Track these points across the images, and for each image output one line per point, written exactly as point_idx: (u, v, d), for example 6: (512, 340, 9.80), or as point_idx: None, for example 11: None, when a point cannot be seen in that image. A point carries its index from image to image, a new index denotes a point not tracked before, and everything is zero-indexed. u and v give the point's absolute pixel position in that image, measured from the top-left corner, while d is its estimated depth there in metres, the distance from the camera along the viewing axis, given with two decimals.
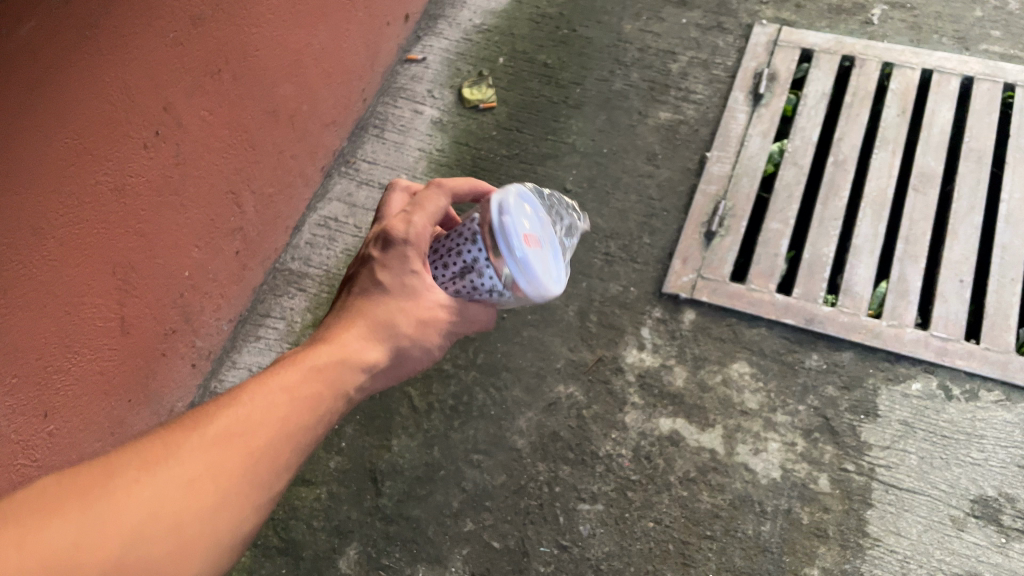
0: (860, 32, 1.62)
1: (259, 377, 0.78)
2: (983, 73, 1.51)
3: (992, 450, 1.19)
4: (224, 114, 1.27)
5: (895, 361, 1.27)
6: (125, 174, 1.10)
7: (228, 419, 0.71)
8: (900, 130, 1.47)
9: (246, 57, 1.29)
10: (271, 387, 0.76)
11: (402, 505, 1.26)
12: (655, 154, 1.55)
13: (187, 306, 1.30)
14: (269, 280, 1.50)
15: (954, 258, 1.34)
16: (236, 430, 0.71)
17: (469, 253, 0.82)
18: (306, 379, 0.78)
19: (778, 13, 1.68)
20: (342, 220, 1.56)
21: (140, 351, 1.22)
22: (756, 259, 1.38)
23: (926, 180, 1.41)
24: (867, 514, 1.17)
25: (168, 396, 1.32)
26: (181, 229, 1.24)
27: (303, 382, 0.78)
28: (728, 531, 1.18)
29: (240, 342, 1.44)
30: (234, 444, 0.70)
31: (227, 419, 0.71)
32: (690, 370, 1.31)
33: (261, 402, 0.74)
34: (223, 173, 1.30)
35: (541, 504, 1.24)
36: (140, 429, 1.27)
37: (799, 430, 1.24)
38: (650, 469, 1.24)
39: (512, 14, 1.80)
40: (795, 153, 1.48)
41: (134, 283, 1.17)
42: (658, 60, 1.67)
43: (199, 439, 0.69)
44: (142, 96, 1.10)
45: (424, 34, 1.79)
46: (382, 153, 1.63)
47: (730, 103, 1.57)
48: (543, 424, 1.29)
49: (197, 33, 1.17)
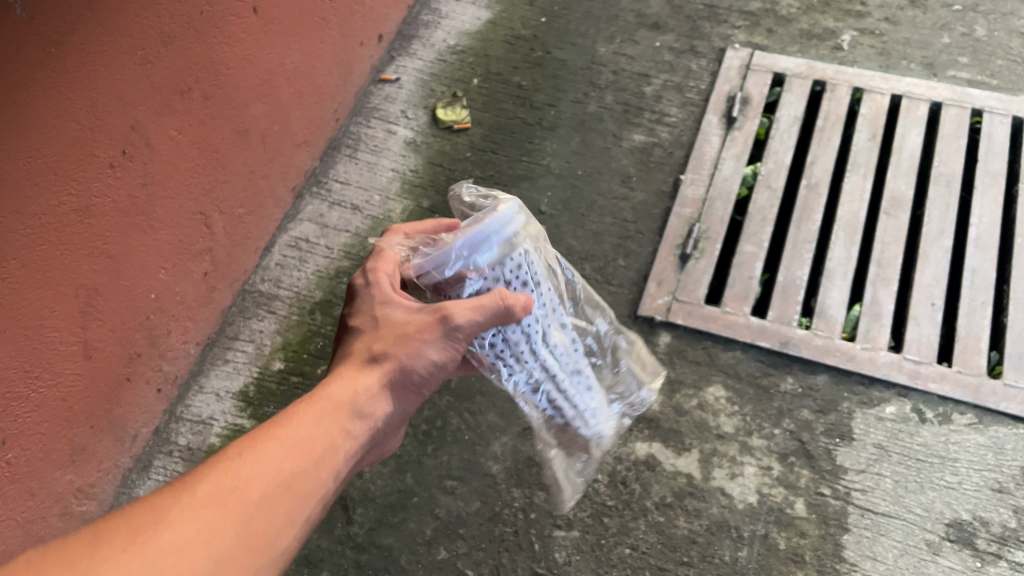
0: (831, 57, 1.64)
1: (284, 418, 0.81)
2: (951, 99, 1.53)
3: (966, 473, 1.19)
4: (194, 133, 1.24)
5: (869, 385, 1.27)
6: (90, 196, 1.07)
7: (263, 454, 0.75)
8: (871, 154, 1.48)
9: (216, 76, 1.26)
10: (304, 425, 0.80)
11: (374, 533, 1.24)
12: (630, 176, 1.55)
13: (153, 329, 1.27)
14: (239, 303, 1.47)
15: (926, 281, 1.34)
16: (274, 461, 0.75)
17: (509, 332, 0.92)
18: (329, 411, 0.82)
19: (750, 37, 1.70)
20: (314, 241, 1.54)
21: (104, 376, 1.19)
22: (731, 282, 1.38)
23: (896, 204, 1.42)
24: (843, 538, 1.16)
25: (132, 422, 1.28)
26: (148, 251, 1.21)
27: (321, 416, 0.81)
28: (705, 557, 1.17)
29: (207, 366, 1.41)
30: (259, 514, 0.71)
31: (250, 485, 0.72)
32: (665, 394, 1.30)
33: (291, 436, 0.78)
34: (192, 194, 1.27)
35: (516, 531, 1.22)
36: (101, 457, 1.24)
37: (775, 454, 1.23)
38: (626, 494, 1.22)
39: (486, 35, 1.79)
40: (768, 176, 1.49)
41: (98, 305, 1.14)
42: (632, 83, 1.68)
43: (224, 509, 0.69)
44: (109, 115, 1.08)
45: (398, 54, 1.78)
46: (355, 173, 1.62)
47: (703, 126, 1.57)
48: (518, 449, 1.28)
49: (166, 51, 1.15)
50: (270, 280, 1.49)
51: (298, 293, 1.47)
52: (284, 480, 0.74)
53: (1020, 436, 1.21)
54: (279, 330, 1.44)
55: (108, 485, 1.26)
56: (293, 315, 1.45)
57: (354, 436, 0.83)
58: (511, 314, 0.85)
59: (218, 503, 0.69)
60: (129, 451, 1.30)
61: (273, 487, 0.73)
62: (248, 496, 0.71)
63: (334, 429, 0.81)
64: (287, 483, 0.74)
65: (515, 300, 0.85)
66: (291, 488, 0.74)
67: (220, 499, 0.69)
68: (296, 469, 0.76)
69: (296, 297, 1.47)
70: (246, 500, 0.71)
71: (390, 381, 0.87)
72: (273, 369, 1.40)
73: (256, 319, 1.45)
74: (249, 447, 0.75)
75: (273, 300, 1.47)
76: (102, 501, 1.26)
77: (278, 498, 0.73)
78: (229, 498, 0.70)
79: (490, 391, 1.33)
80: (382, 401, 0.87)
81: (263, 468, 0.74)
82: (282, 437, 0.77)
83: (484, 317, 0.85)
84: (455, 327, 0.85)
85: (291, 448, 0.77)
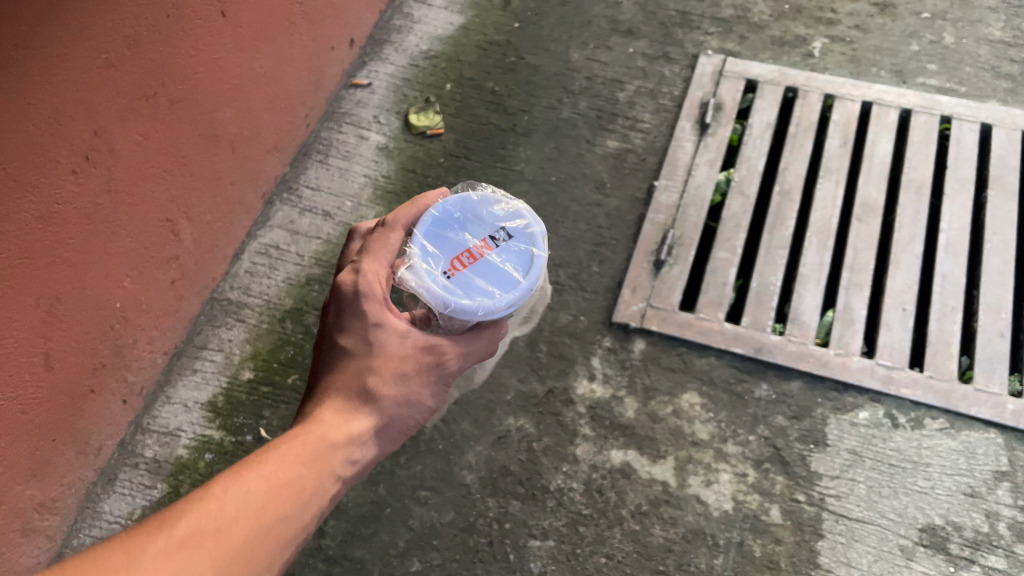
0: (802, 63, 1.65)
1: (274, 446, 0.79)
2: (921, 106, 1.54)
3: (938, 478, 1.20)
4: (160, 138, 1.22)
5: (843, 391, 1.27)
6: (52, 203, 1.05)
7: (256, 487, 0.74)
8: (842, 160, 1.49)
9: (184, 81, 1.24)
10: (297, 462, 0.78)
11: (347, 545, 1.22)
12: (604, 183, 1.54)
13: (118, 339, 1.24)
14: (207, 311, 1.44)
15: (897, 287, 1.35)
16: (267, 496, 0.74)
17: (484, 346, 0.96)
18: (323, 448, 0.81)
19: (723, 44, 1.70)
20: (284, 247, 1.51)
21: (67, 388, 1.16)
22: (705, 288, 1.38)
23: (868, 210, 1.43)
24: (818, 544, 1.16)
25: (96, 434, 1.25)
26: (113, 259, 1.19)
27: (314, 456, 0.80)
28: (681, 565, 1.16)
29: (175, 376, 1.38)
30: (252, 559, 0.70)
31: (235, 527, 0.70)
32: (640, 401, 1.29)
33: (282, 471, 0.77)
34: (158, 200, 1.25)
35: (491, 541, 1.20)
36: (64, 470, 1.20)
37: (750, 461, 1.23)
38: (601, 503, 1.21)
39: (459, 40, 1.78)
40: (741, 182, 1.49)
41: (60, 315, 1.11)
42: (605, 89, 1.68)
43: (209, 553, 0.67)
44: (72, 120, 1.05)
45: (370, 59, 1.76)
46: (326, 179, 1.60)
47: (677, 133, 1.57)
48: (492, 458, 1.26)
49: (131, 54, 1.12)
50: (240, 288, 1.47)
51: (268, 300, 1.45)
52: (269, 525, 0.73)
53: (991, 441, 1.22)
54: (249, 339, 1.41)
55: (71, 499, 1.23)
56: (263, 324, 1.43)
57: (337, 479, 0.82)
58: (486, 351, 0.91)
59: (201, 547, 0.67)
60: (93, 465, 1.26)
61: (258, 531, 0.72)
62: (233, 539, 0.69)
63: (320, 473, 0.80)
64: (271, 529, 0.73)
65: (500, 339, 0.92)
66: (274, 535, 0.73)
67: (202, 546, 0.67)
68: (281, 514, 0.74)
69: (266, 305, 1.45)
70: (228, 548, 0.69)
71: (378, 424, 0.86)
72: (243, 378, 1.37)
73: (225, 328, 1.43)
74: (235, 486, 0.73)
75: (242, 309, 1.44)
76: (65, 516, 1.23)
77: (261, 543, 0.72)
78: (212, 541, 0.68)
79: (464, 399, 1.31)
80: (368, 445, 0.85)
81: (249, 510, 0.72)
82: (267, 476, 0.75)
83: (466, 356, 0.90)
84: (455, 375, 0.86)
85: (283, 484, 0.76)
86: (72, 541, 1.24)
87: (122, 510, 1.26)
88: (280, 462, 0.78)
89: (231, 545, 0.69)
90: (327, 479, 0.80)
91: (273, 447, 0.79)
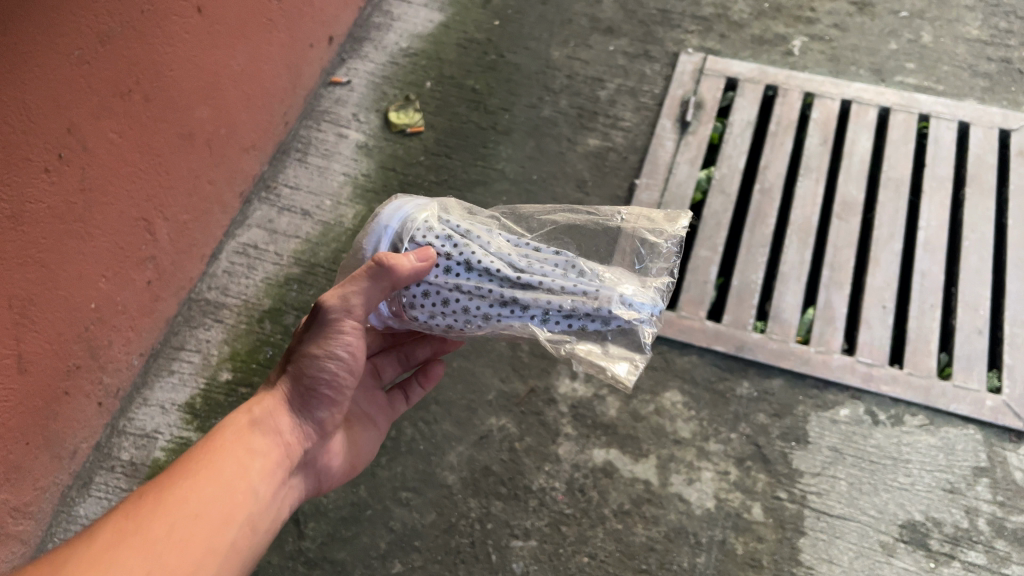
0: (782, 62, 1.65)
1: (201, 444, 0.87)
2: (900, 104, 1.55)
3: (918, 474, 1.20)
4: (135, 136, 1.20)
5: (824, 388, 1.28)
6: (23, 202, 1.03)
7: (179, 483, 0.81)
8: (822, 159, 1.49)
9: (159, 78, 1.22)
10: (215, 451, 0.86)
11: (327, 548, 1.21)
12: (585, 181, 1.54)
13: (93, 340, 1.22)
14: (185, 311, 1.42)
15: (877, 284, 1.36)
16: (188, 485, 0.81)
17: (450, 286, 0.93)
18: (238, 437, 0.87)
19: (703, 42, 1.71)
20: (262, 247, 1.50)
21: (41, 390, 1.14)
22: (686, 286, 1.38)
23: (848, 208, 1.43)
24: (799, 542, 1.16)
25: (71, 438, 1.23)
26: (88, 260, 1.17)
27: (231, 442, 0.87)
28: (664, 564, 1.16)
29: (151, 377, 1.36)
30: (181, 538, 0.78)
31: (159, 520, 0.78)
32: (623, 400, 1.29)
33: (205, 463, 0.84)
34: (134, 200, 1.23)
35: (473, 542, 1.19)
36: (38, 474, 1.18)
37: (732, 459, 1.23)
38: (583, 502, 1.21)
39: (439, 38, 1.77)
40: (722, 181, 1.49)
41: (33, 316, 1.09)
42: (586, 87, 1.67)
43: (132, 547, 0.75)
44: (43, 118, 1.03)
45: (349, 57, 1.75)
46: (305, 177, 1.58)
47: (658, 131, 1.57)
48: (474, 458, 1.26)
49: (105, 51, 1.10)
50: (218, 288, 1.45)
51: (246, 300, 1.43)
52: (191, 509, 0.80)
53: (970, 437, 1.22)
54: (226, 339, 1.40)
55: (45, 504, 1.21)
56: (241, 324, 1.41)
57: (264, 454, 0.88)
58: (392, 272, 0.83)
59: (122, 545, 0.75)
60: (68, 468, 1.24)
61: (183, 518, 0.79)
62: (155, 531, 0.77)
63: (238, 453, 0.86)
64: (196, 513, 0.80)
65: (395, 260, 0.84)
66: (200, 517, 0.80)
67: (124, 539, 0.75)
68: (202, 498, 0.81)
69: (244, 304, 1.43)
70: (153, 534, 0.77)
71: (289, 395, 0.91)
72: (221, 379, 1.36)
73: (203, 328, 1.41)
74: (153, 489, 0.81)
75: (220, 309, 1.43)
76: (39, 521, 1.21)
77: (188, 529, 0.79)
78: (134, 539, 0.76)
79: (446, 399, 1.30)
80: (287, 417, 0.91)
81: (172, 503, 0.79)
82: (187, 470, 0.83)
83: (367, 289, 0.85)
84: (328, 311, 0.86)
85: (204, 471, 0.83)
86: (47, 546, 1.22)
87: (99, 514, 1.24)
88: (201, 455, 0.85)
89: (156, 530, 0.77)
90: (249, 455, 0.87)
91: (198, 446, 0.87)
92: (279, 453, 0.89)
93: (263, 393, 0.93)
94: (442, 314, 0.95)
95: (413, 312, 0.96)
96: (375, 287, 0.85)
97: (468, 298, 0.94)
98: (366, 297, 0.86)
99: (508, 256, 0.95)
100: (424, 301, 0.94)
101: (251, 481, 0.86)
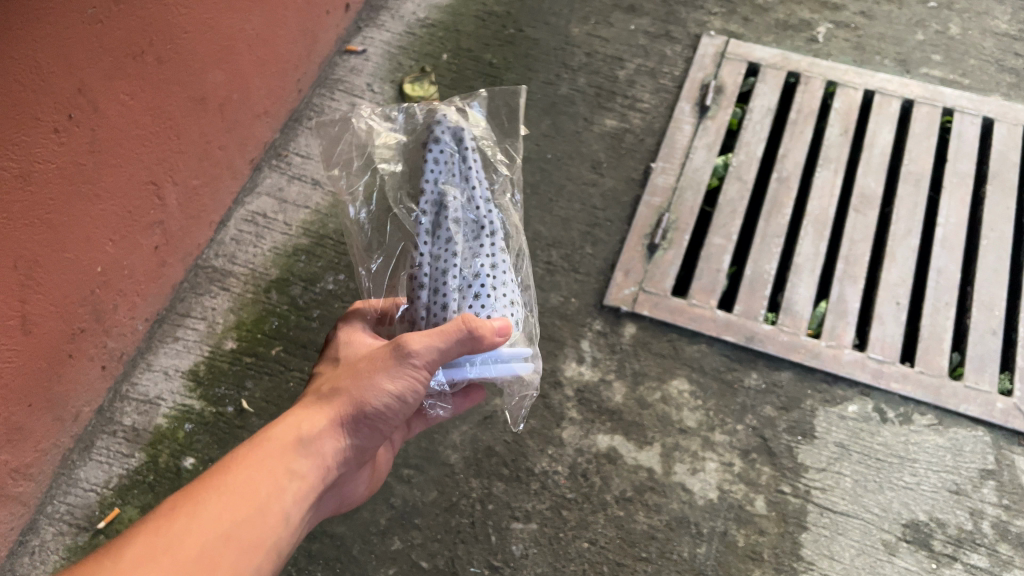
0: (806, 49, 1.62)
1: (240, 452, 0.78)
2: (924, 97, 1.52)
3: (924, 474, 1.19)
4: (146, 99, 1.18)
5: (833, 383, 1.26)
6: (31, 162, 1.01)
7: (217, 497, 0.72)
8: (842, 149, 1.47)
9: (172, 40, 1.20)
10: (255, 464, 0.77)
11: (326, 521, 1.20)
12: (599, 162, 1.52)
13: (99, 303, 1.21)
14: (191, 278, 1.41)
15: (891, 281, 1.34)
16: (226, 502, 0.72)
17: (499, 284, 0.89)
18: (282, 454, 0.78)
19: (726, 25, 1.67)
20: (271, 216, 1.48)
21: (45, 351, 1.13)
22: (698, 274, 1.36)
23: (866, 202, 1.41)
24: (802, 537, 1.16)
25: (74, 399, 1.23)
26: (95, 223, 1.15)
27: (273, 456, 0.78)
28: (663, 553, 1.15)
29: (156, 343, 1.35)
30: (211, 561, 0.68)
31: (190, 538, 0.68)
32: (629, 386, 1.28)
33: (244, 477, 0.75)
34: (144, 163, 1.21)
35: (473, 523, 1.19)
36: (40, 436, 1.18)
37: (737, 450, 1.22)
38: (585, 487, 1.20)
39: (457, 10, 1.74)
40: (739, 167, 1.47)
41: (39, 278, 1.08)
42: (605, 66, 1.64)
43: (162, 566, 0.66)
44: (53, 76, 1.01)
45: (366, 26, 1.72)
46: (316, 147, 1.56)
47: (676, 114, 1.55)
48: (477, 439, 1.25)
49: (118, 10, 1.08)
50: (225, 256, 1.44)
51: (253, 269, 1.42)
52: (225, 529, 0.71)
53: (979, 439, 1.21)
54: (232, 309, 1.38)
55: (47, 465, 1.21)
56: (247, 293, 1.40)
57: (303, 477, 0.79)
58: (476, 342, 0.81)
59: (151, 567, 0.65)
60: (70, 431, 1.24)
61: (217, 537, 0.70)
62: (187, 548, 0.68)
63: (277, 471, 0.77)
64: (230, 534, 0.71)
65: (483, 326, 0.81)
66: (233, 540, 0.71)
67: (154, 556, 0.66)
68: (237, 519, 0.72)
69: (250, 274, 1.42)
70: (185, 553, 0.67)
71: (344, 419, 0.83)
72: (226, 348, 1.35)
73: (209, 296, 1.40)
74: (185, 504, 0.71)
75: (227, 277, 1.42)
76: (39, 482, 1.20)
77: (223, 550, 0.70)
78: (164, 557, 0.66)
79: None
80: (334, 438, 0.82)
81: (205, 520, 0.70)
82: (225, 482, 0.74)
83: (449, 343, 0.80)
84: (408, 353, 0.80)
85: (243, 486, 0.74)
86: (45, 507, 1.22)
87: (99, 478, 1.24)
88: (242, 468, 0.76)
89: (190, 549, 0.68)
90: (288, 476, 0.78)
91: (239, 456, 0.77)
92: (319, 478, 0.81)
93: (314, 403, 0.84)
94: (477, 237, 0.90)
95: (484, 284, 0.88)
96: (457, 346, 0.81)
97: (465, 241, 0.90)
98: (446, 351, 0.81)
99: (460, 235, 0.89)
100: (469, 270, 0.88)
101: (287, 503, 0.77)
